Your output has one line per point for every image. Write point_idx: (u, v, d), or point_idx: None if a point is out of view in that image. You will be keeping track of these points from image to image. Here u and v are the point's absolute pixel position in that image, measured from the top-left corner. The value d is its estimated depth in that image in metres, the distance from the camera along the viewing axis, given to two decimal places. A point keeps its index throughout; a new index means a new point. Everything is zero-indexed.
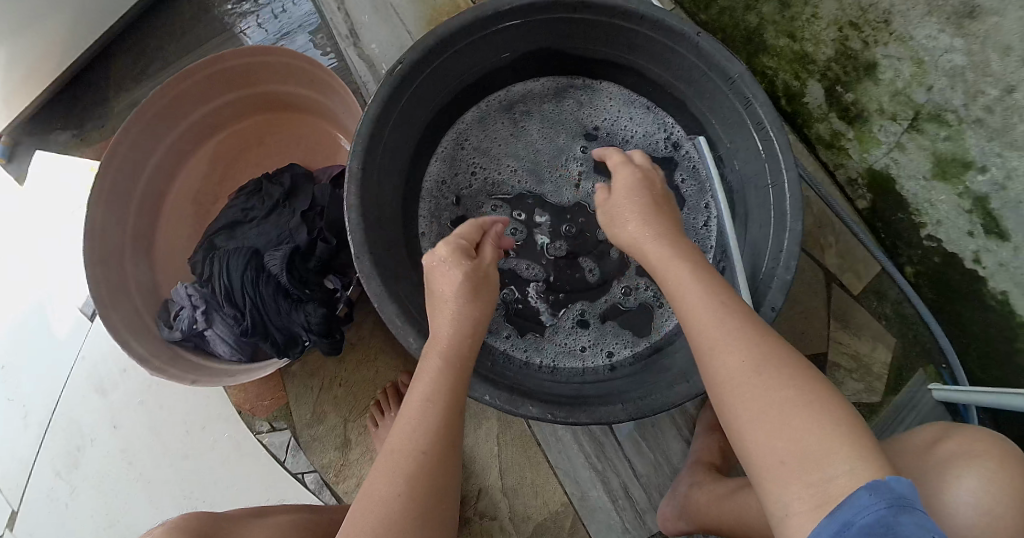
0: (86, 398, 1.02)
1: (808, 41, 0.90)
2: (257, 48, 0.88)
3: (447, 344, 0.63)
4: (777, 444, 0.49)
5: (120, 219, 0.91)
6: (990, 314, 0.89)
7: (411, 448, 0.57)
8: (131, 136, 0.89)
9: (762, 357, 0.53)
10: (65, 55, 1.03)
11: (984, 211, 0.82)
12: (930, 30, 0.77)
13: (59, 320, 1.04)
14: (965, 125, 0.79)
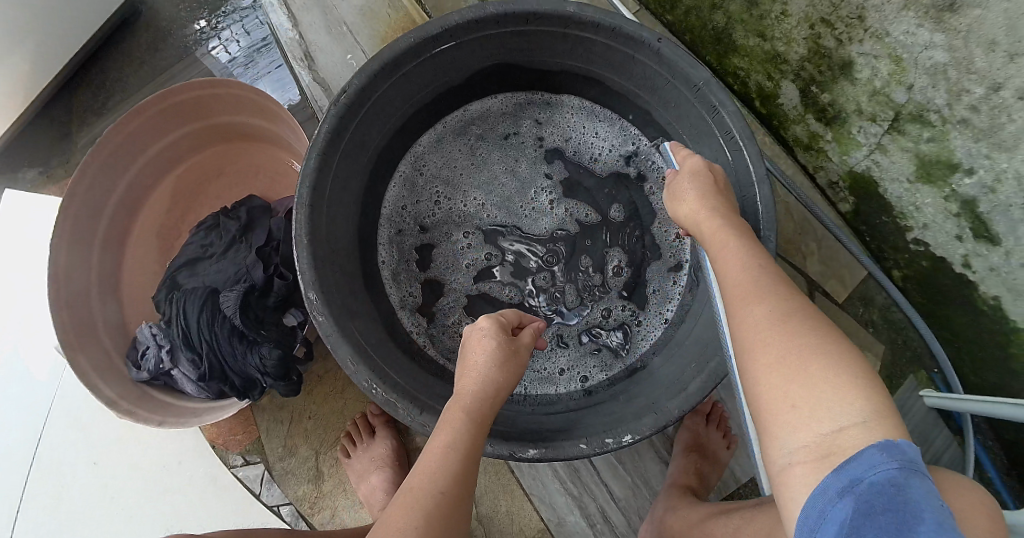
0: (62, 448, 0.91)
1: (779, 40, 0.85)
2: (205, 81, 0.83)
3: (475, 402, 0.60)
4: (791, 390, 0.48)
5: (84, 260, 0.84)
6: (984, 318, 0.85)
7: (430, 487, 0.54)
8: (89, 166, 0.82)
9: (790, 306, 0.52)
10: (28, 89, 0.97)
11: (972, 215, 0.77)
12: (908, 25, 0.69)
13: (30, 365, 0.94)
14: (949, 125, 0.72)
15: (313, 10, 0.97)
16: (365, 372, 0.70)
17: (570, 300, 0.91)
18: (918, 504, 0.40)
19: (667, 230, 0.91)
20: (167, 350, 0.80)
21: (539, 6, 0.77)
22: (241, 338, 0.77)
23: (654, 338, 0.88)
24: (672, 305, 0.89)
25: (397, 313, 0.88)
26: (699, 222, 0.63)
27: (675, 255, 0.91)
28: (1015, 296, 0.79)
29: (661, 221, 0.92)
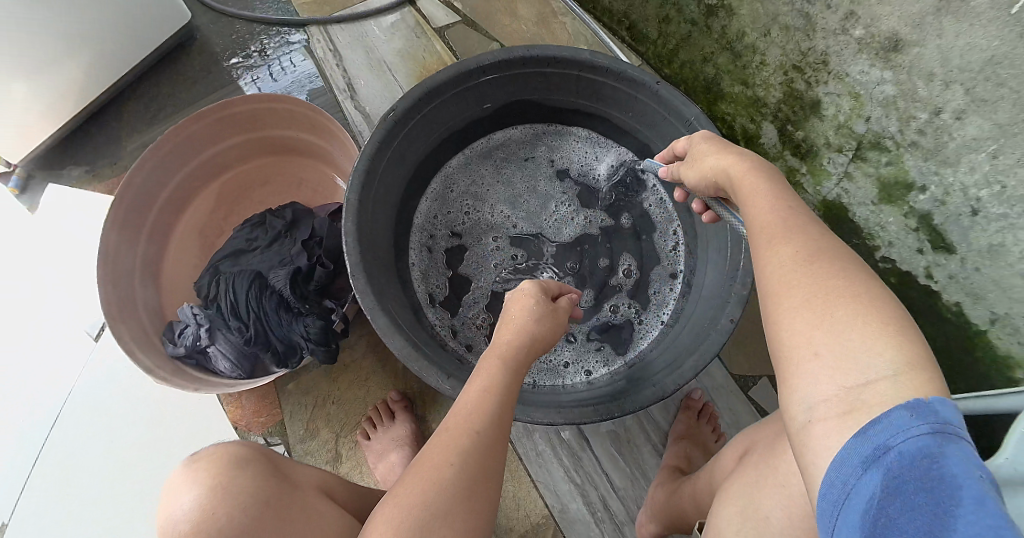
0: (83, 419, 0.98)
1: (759, 86, 1.01)
2: (263, 97, 0.94)
3: (515, 348, 0.63)
4: (816, 337, 0.45)
5: (132, 246, 0.92)
6: (950, 326, 0.94)
7: (466, 428, 0.56)
8: (146, 165, 0.91)
9: (820, 250, 0.50)
10: (84, 93, 1.08)
11: (929, 227, 0.90)
12: (862, 66, 0.84)
13: (64, 349, 1.01)
14: (902, 149, 0.87)
15: (356, 49, 1.16)
16: (399, 340, 0.78)
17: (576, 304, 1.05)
18: (956, 478, 0.36)
19: (663, 240, 1.06)
20: (206, 328, 0.87)
21: (558, 52, 0.92)
22: (286, 308, 0.85)
23: (651, 336, 1.00)
24: (666, 309, 1.02)
25: (423, 308, 1.02)
26: (733, 176, 0.62)
27: (670, 264, 1.05)
28: (973, 299, 0.90)
29: (658, 233, 1.06)
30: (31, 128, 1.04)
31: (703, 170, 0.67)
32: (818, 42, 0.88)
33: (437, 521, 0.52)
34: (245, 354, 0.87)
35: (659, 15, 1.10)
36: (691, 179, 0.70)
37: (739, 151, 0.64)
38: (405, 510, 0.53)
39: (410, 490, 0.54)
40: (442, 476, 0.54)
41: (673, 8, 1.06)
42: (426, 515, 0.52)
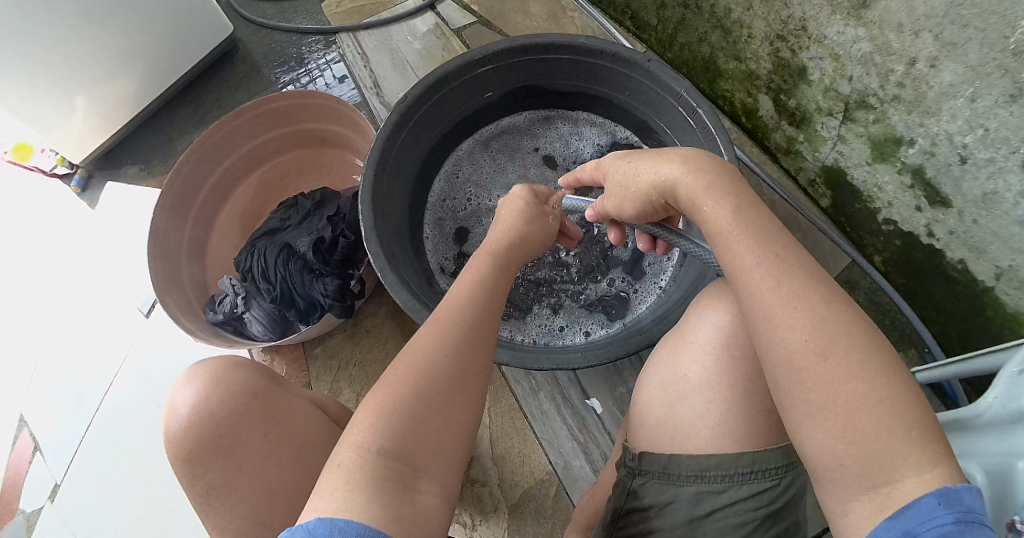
0: (132, 380, 1.17)
1: (751, 60, 1.04)
2: (291, 93, 1.11)
3: (494, 256, 0.72)
4: (840, 448, 0.49)
5: (180, 227, 1.11)
6: (957, 285, 0.93)
7: (459, 319, 0.63)
8: (193, 156, 1.10)
9: (832, 338, 0.50)
10: (134, 104, 1.31)
11: (923, 182, 0.89)
12: (838, 27, 0.86)
13: (117, 328, 1.20)
14: (886, 104, 0.87)
15: (381, 50, 1.36)
16: (405, 294, 0.88)
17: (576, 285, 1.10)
18: None
19: None
20: (242, 296, 1.06)
21: (558, 38, 0.98)
22: (309, 270, 1.02)
23: (648, 301, 1.05)
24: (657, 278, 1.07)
25: (436, 277, 1.11)
26: (676, 192, 0.63)
27: None
28: (976, 254, 0.88)
29: None
30: (93, 136, 1.28)
31: (641, 190, 0.67)
32: (795, 10, 0.91)
33: (437, 401, 0.57)
34: (275, 319, 1.06)
35: (655, 2, 1.15)
36: (625, 210, 0.71)
37: (680, 164, 0.63)
38: (404, 387, 0.57)
39: (405, 371, 0.59)
40: (436, 358, 0.59)
41: None
42: (426, 394, 0.57)
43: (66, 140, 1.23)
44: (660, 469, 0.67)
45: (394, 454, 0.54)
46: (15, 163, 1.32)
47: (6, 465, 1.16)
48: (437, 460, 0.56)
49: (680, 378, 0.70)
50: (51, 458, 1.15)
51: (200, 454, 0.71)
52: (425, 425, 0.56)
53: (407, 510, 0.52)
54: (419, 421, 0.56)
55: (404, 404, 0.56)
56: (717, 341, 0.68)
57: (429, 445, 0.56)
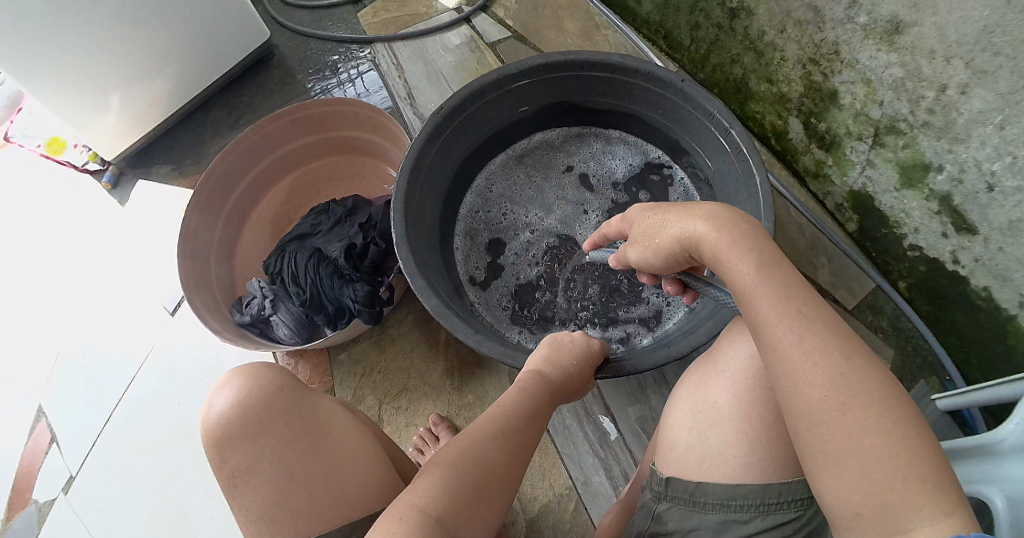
0: (153, 379, 1.20)
1: (783, 82, 1.06)
2: (326, 98, 1.18)
3: (540, 374, 0.78)
4: (856, 498, 0.49)
5: (211, 226, 1.18)
6: (980, 313, 0.94)
7: (518, 422, 0.70)
8: (228, 155, 1.17)
9: (846, 390, 0.51)
10: (170, 106, 1.39)
11: (951, 209, 0.90)
12: (871, 52, 0.88)
13: (141, 320, 1.25)
14: (916, 130, 0.89)
15: (416, 61, 1.42)
16: (433, 299, 0.89)
17: (604, 305, 1.12)
18: None
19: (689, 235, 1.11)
20: (271, 299, 1.10)
21: (593, 55, 1.01)
22: (338, 275, 1.05)
23: (677, 317, 1.08)
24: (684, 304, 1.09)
25: (465, 287, 1.13)
26: (699, 247, 0.63)
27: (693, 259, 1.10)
28: (1000, 282, 0.89)
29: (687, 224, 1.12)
30: (123, 133, 1.34)
31: (665, 246, 0.67)
32: (829, 34, 0.93)
33: (485, 489, 0.62)
34: (302, 323, 1.11)
35: (690, 22, 1.19)
36: (650, 262, 0.70)
37: (703, 220, 0.63)
38: (459, 468, 0.62)
39: (465, 454, 0.63)
40: (493, 454, 0.64)
41: (701, 13, 1.14)
42: (477, 483, 0.61)
43: (100, 138, 1.31)
44: (688, 496, 0.68)
45: (445, 521, 0.57)
46: (48, 157, 1.41)
47: (21, 452, 1.19)
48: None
49: (710, 405, 0.71)
50: (69, 451, 1.17)
51: (228, 446, 0.73)
52: (466, 511, 0.59)
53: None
54: (466, 504, 0.60)
55: (457, 485, 0.60)
56: (749, 369, 0.70)
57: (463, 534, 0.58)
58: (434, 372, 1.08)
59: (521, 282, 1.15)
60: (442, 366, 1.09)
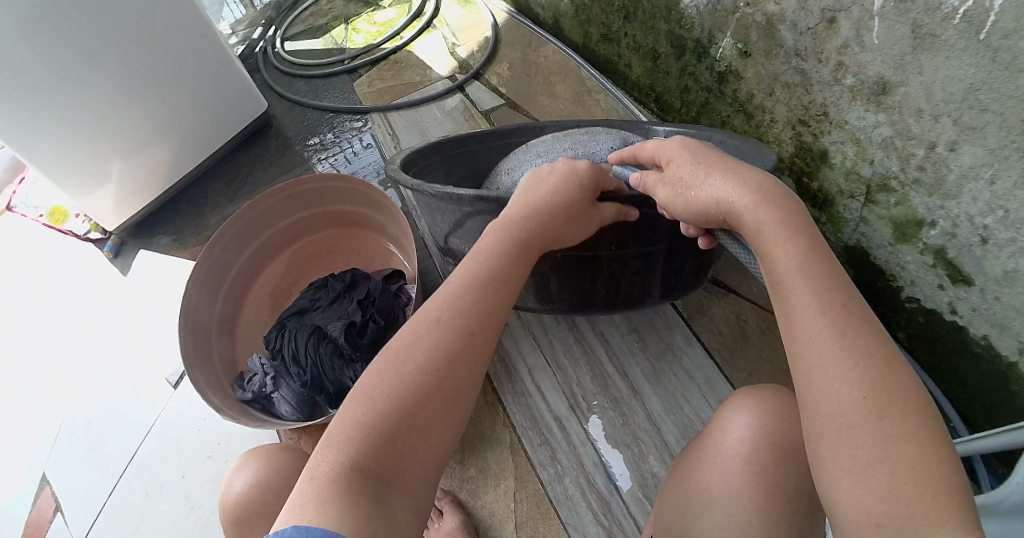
0: (160, 450, 1.20)
1: (774, 142, 1.11)
2: (327, 175, 1.23)
3: (507, 233, 0.75)
4: (879, 508, 0.52)
5: (211, 301, 1.20)
6: (982, 361, 0.97)
7: (457, 318, 0.67)
8: (229, 230, 1.21)
9: (885, 401, 0.55)
10: (169, 177, 1.54)
11: (946, 262, 0.93)
12: (859, 112, 0.92)
13: (146, 387, 1.29)
14: (907, 188, 0.92)
15: (411, 130, 1.52)
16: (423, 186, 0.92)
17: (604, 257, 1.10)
18: None
19: None
20: (272, 375, 1.11)
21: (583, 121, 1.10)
22: (339, 354, 1.07)
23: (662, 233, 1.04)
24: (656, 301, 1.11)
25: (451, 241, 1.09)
26: (740, 215, 0.66)
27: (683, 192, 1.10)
28: (999, 330, 0.91)
29: None
30: (125, 204, 1.49)
31: (699, 204, 0.70)
32: (817, 95, 0.98)
33: (418, 412, 0.62)
34: (303, 401, 1.10)
35: (679, 86, 1.25)
36: (676, 208, 0.73)
37: (747, 191, 0.66)
38: (390, 403, 0.61)
39: (394, 383, 0.62)
40: (429, 370, 0.63)
41: (691, 77, 1.20)
42: (405, 412, 0.61)
43: (100, 208, 1.45)
44: None
45: (368, 471, 0.58)
46: (49, 225, 1.59)
47: (24, 523, 1.16)
48: (415, 482, 0.61)
49: (702, 490, 0.70)
50: (73, 523, 1.14)
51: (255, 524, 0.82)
52: (406, 447, 0.60)
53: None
54: (392, 440, 0.60)
55: (387, 426, 0.60)
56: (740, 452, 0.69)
57: (404, 472, 0.60)
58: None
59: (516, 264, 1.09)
60: None
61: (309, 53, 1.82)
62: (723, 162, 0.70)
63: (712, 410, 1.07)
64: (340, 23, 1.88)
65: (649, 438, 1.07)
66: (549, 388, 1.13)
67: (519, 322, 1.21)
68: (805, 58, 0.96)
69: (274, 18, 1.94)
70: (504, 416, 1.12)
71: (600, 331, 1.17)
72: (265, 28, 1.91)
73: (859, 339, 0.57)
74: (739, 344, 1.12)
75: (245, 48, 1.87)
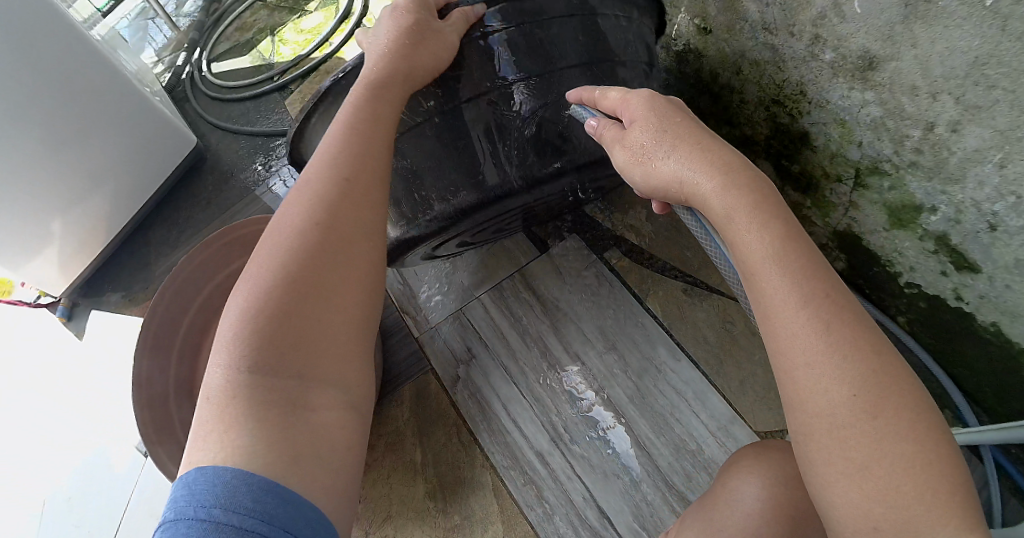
0: (144, 524, 1.11)
1: (746, 124, 0.99)
2: (266, 218, 1.13)
3: (361, 84, 0.69)
4: (876, 511, 0.47)
5: (164, 367, 1.07)
6: (990, 346, 0.88)
7: (329, 181, 0.62)
8: (167, 293, 1.09)
9: (876, 394, 0.49)
10: (111, 227, 1.38)
11: (948, 248, 0.82)
12: (842, 90, 0.80)
13: (115, 456, 1.19)
14: (901, 171, 0.81)
15: None
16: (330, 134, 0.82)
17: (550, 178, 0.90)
18: None
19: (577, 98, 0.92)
20: None
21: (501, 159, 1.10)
22: None
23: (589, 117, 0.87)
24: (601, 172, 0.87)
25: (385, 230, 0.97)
26: (709, 206, 0.59)
27: None
28: (1010, 318, 0.82)
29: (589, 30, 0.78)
30: (71, 265, 1.35)
31: (660, 180, 0.63)
32: (791, 73, 0.85)
33: (310, 287, 0.56)
34: None
35: None
36: (634, 177, 0.65)
37: (718, 177, 0.58)
38: (274, 285, 0.55)
39: (275, 265, 0.56)
40: (309, 240, 0.58)
41: None
42: (292, 288, 0.55)
43: (43, 274, 1.30)
44: None
45: (268, 373, 0.52)
46: None
47: None
48: (334, 360, 0.55)
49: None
50: None
51: None
52: (310, 326, 0.55)
53: (302, 438, 0.51)
54: (284, 325, 0.54)
55: (279, 307, 0.54)
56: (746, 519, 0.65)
57: (315, 350, 0.54)
58: (415, 496, 1.02)
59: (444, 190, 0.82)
60: (423, 487, 1.02)
61: (236, 75, 1.60)
62: (688, 132, 0.62)
63: (708, 429, 1.00)
64: (267, 35, 1.65)
65: (640, 464, 0.99)
66: (527, 420, 1.04)
67: (486, 351, 1.11)
68: (773, 32, 0.83)
69: (199, 39, 1.70)
70: (482, 457, 1.03)
71: (575, 352, 1.08)
72: (188, 52, 1.68)
73: (862, 379, 0.50)
74: (728, 351, 1.04)
75: (172, 77, 1.65)
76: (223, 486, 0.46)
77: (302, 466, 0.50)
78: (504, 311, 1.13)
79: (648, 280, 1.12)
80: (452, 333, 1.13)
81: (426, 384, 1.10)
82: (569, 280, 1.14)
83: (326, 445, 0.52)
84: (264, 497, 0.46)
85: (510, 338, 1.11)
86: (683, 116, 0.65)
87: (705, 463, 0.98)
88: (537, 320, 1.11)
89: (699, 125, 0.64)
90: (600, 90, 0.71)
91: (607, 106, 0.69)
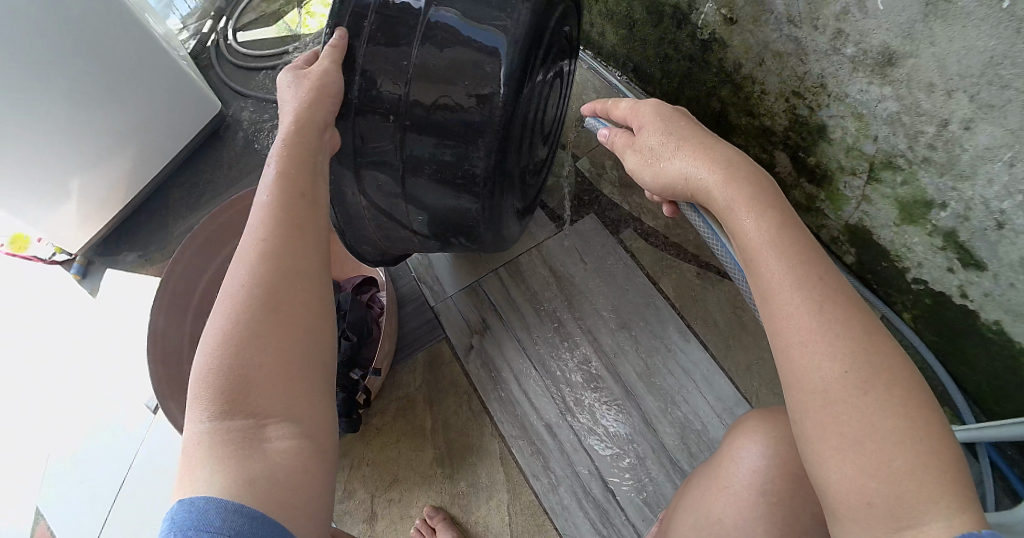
0: (149, 476, 1.20)
1: (765, 115, 1.02)
2: None
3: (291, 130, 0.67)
4: (870, 486, 0.48)
5: (179, 323, 1.15)
6: (992, 345, 0.91)
7: (260, 229, 0.60)
8: (188, 253, 1.15)
9: (870, 371, 0.51)
10: (131, 187, 1.44)
11: (956, 244, 0.85)
12: (861, 85, 0.82)
13: (125, 412, 1.26)
14: (915, 166, 0.83)
15: None
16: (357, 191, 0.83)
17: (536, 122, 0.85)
18: None
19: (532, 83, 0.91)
20: None
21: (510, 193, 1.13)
22: None
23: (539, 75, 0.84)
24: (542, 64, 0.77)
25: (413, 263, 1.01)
26: (712, 195, 0.65)
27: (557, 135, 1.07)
28: (1013, 316, 0.85)
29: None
30: (89, 222, 1.41)
31: (668, 178, 0.69)
32: (813, 66, 0.87)
33: (248, 337, 0.54)
34: None
35: (659, 56, 1.15)
36: (645, 177, 0.73)
37: (718, 173, 0.64)
38: (219, 341, 0.54)
39: (216, 322, 0.55)
40: (241, 294, 0.56)
41: (672, 45, 1.10)
42: (233, 341, 0.54)
43: (62, 229, 1.36)
44: None
45: (225, 422, 0.52)
46: (13, 254, 1.45)
47: None
48: (281, 397, 0.54)
49: (715, 522, 0.68)
50: None
51: None
52: (253, 371, 0.53)
53: (259, 472, 0.51)
54: (230, 378, 0.53)
55: (220, 362, 0.53)
56: (747, 477, 0.67)
57: (266, 393, 0.53)
58: (423, 461, 1.07)
59: (457, 161, 0.77)
60: (430, 454, 1.08)
61: (261, 45, 1.66)
62: (692, 133, 0.69)
63: (711, 409, 1.03)
64: (294, 6, 1.71)
65: (645, 441, 1.03)
66: (536, 391, 1.09)
67: (499, 322, 1.15)
68: (798, 25, 0.85)
69: (224, 8, 1.75)
70: (491, 426, 1.08)
71: (588, 326, 1.12)
72: (216, 21, 1.72)
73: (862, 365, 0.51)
74: (736, 335, 1.08)
75: (197, 44, 1.69)
76: (200, 513, 0.47)
77: (261, 492, 0.50)
78: (519, 288, 1.17)
79: (662, 262, 1.15)
80: (468, 308, 1.18)
81: (439, 352, 1.15)
82: (585, 258, 1.17)
83: (284, 475, 0.51)
84: (237, 519, 0.47)
85: (524, 311, 1.15)
86: (686, 119, 0.73)
87: (709, 443, 1.02)
88: (554, 298, 1.15)
89: (695, 123, 0.72)
90: (612, 102, 0.81)
91: (619, 116, 0.79)
